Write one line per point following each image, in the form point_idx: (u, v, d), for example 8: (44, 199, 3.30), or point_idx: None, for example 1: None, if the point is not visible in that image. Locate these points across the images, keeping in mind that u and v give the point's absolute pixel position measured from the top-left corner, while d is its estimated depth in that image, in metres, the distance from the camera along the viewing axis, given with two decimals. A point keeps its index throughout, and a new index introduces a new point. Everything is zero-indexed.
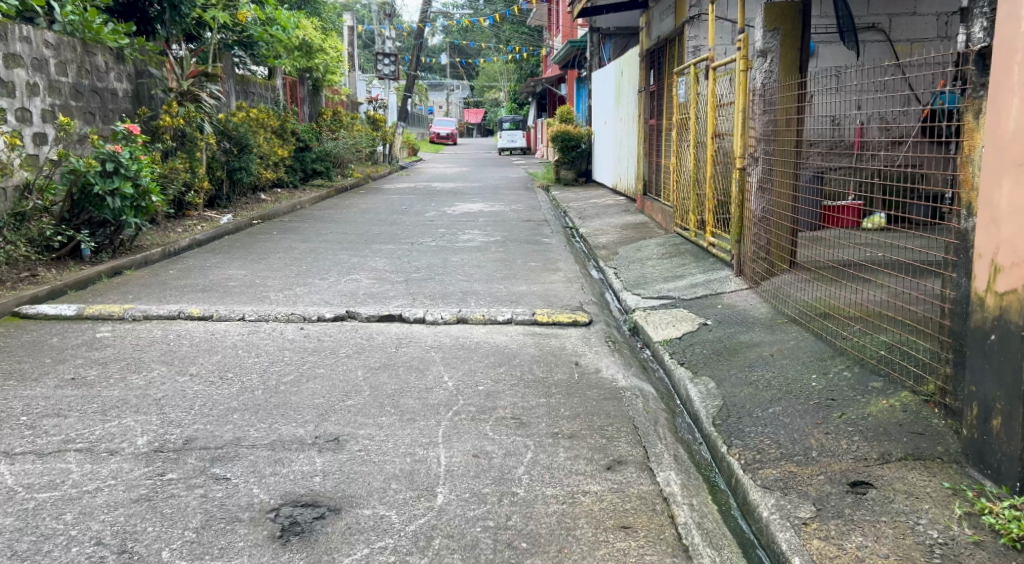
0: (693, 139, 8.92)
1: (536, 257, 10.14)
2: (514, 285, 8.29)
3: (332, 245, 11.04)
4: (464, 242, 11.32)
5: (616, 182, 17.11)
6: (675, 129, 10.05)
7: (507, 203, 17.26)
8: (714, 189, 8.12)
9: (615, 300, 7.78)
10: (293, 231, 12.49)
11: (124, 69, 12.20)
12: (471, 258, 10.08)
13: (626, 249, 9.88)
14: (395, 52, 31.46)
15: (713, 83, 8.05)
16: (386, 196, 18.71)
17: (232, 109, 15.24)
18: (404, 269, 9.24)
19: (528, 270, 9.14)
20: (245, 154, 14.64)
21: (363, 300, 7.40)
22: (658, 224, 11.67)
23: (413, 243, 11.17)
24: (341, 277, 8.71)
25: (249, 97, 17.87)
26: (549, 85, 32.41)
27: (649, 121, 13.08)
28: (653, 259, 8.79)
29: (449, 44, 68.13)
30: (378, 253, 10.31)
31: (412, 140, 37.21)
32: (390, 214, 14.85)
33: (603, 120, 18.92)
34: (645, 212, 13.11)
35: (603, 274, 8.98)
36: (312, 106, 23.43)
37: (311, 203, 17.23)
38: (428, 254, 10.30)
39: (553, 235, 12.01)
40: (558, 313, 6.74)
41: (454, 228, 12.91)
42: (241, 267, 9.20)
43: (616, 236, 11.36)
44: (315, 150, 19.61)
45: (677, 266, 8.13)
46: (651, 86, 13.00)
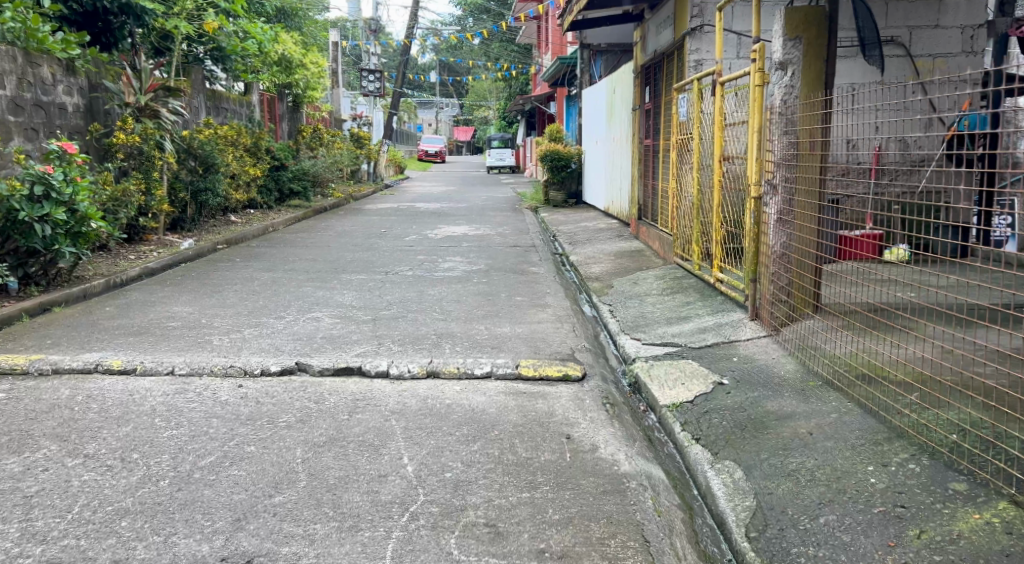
0: (696, 163, 7.94)
1: (521, 289, 9.15)
2: (494, 326, 7.30)
3: (297, 275, 10.03)
4: (443, 272, 10.31)
5: (608, 205, 16.18)
6: (675, 151, 9.09)
7: (493, 226, 16.28)
8: (723, 219, 7.13)
9: (612, 345, 6.77)
10: (258, 258, 11.51)
11: (74, 81, 11.23)
12: (448, 291, 9.09)
13: (623, 281, 8.89)
14: (379, 68, 30.54)
15: (721, 100, 7.06)
16: (365, 218, 17.70)
17: (199, 125, 14.20)
18: (373, 305, 8.24)
19: (511, 307, 8.15)
20: (210, 173, 13.64)
21: (320, 347, 6.41)
22: (655, 253, 10.70)
23: (388, 273, 10.17)
24: (300, 315, 7.72)
25: (221, 113, 16.84)
26: (538, 102, 31.59)
27: (645, 140, 12.10)
28: (653, 296, 7.79)
29: (437, 61, 67.38)
30: (347, 285, 9.31)
31: (398, 157, 36.22)
32: (366, 238, 13.84)
33: (594, 140, 18.06)
34: (640, 238, 12.17)
35: (598, 311, 7.99)
36: (292, 123, 22.39)
37: (285, 225, 16.23)
38: (402, 286, 9.30)
39: (541, 264, 11.03)
40: (547, 365, 5.71)
41: (434, 255, 11.92)
42: (190, 303, 8.20)
43: (610, 264, 10.39)
44: (292, 169, 18.57)
45: (681, 305, 7.15)
46: (647, 103, 12.03)
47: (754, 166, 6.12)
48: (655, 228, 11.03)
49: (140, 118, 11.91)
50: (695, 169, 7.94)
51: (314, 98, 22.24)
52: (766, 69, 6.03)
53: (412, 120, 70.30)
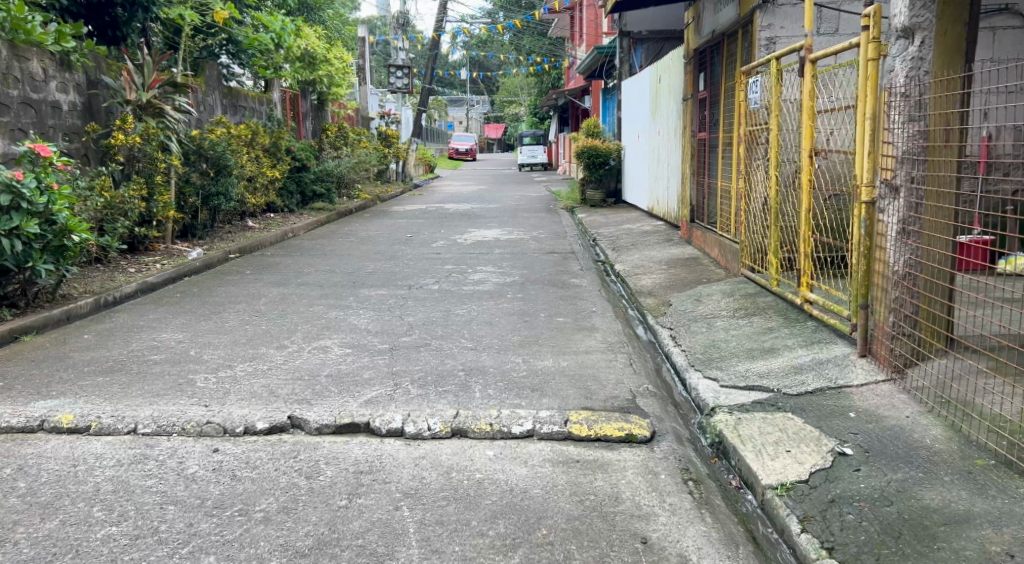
0: (774, 159, 6.69)
1: (564, 308, 7.92)
2: (535, 358, 6.07)
3: (310, 290, 8.87)
4: (474, 286, 9.12)
5: (652, 206, 14.93)
6: (746, 145, 7.82)
7: (528, 229, 15.03)
8: (813, 228, 5.86)
9: (679, 384, 5.55)
10: (269, 269, 10.42)
11: (68, 77, 10.13)
12: (480, 310, 7.87)
13: (682, 298, 7.65)
14: (407, 63, 29.33)
15: (811, 81, 5.79)
16: (391, 222, 16.57)
17: (209, 124, 13.08)
18: (393, 329, 7.05)
19: (554, 331, 6.92)
20: (223, 176, 12.38)
21: (322, 391, 5.22)
22: (716, 263, 9.44)
23: (411, 288, 8.98)
24: (307, 343, 6.56)
25: (239, 112, 15.70)
26: (572, 96, 30.29)
27: (699, 133, 10.85)
28: (724, 319, 6.53)
29: (467, 58, 66.15)
30: (364, 303, 8.15)
31: (426, 155, 35.06)
32: (390, 245, 12.68)
33: (635, 135, 16.81)
34: (693, 243, 10.96)
35: (656, 335, 6.77)
36: (316, 122, 21.26)
37: (306, 230, 15.12)
38: (428, 304, 8.11)
39: (584, 274, 9.82)
40: (604, 420, 4.50)
41: (463, 264, 10.71)
42: (182, 328, 7.07)
43: (664, 275, 9.17)
44: (315, 171, 17.44)
45: (761, 332, 5.93)
46: (701, 92, 10.77)
47: (865, 162, 4.85)
48: (714, 234, 9.79)
49: (142, 117, 10.57)
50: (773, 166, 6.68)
51: (339, 95, 21.09)
52: (882, 39, 4.77)
53: (441, 117, 69.14)
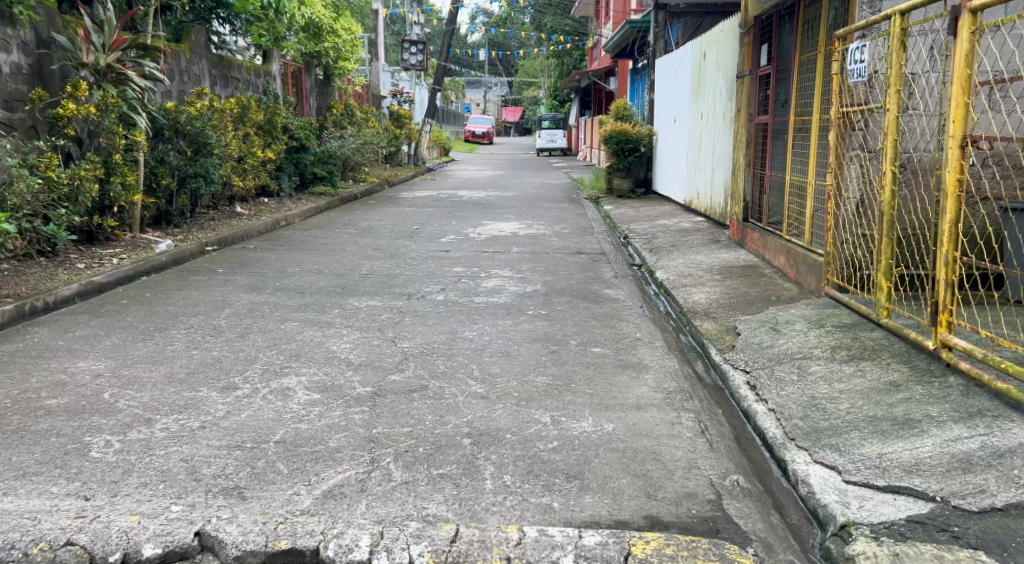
0: (889, 148, 5.21)
1: (601, 333, 6.26)
2: (568, 418, 4.40)
3: (287, 297, 7.18)
4: (487, 297, 7.47)
5: (690, 199, 13.41)
6: (839, 130, 6.32)
7: (549, 222, 13.36)
8: (959, 246, 4.39)
9: (774, 466, 4.00)
10: (246, 265, 8.77)
11: (12, 34, 8.45)
12: (495, 333, 6.19)
13: (753, 326, 6.04)
14: (423, 39, 27.52)
15: (969, 40, 4.26)
16: (397, 210, 14.92)
17: (189, 95, 11.19)
18: (382, 361, 5.37)
19: (590, 372, 5.26)
20: (202, 155, 10.53)
21: (263, 473, 3.57)
22: (784, 276, 7.88)
23: (411, 298, 7.33)
24: (266, 378, 4.88)
25: (231, 84, 13.85)
26: (596, 77, 28.53)
27: (760, 117, 9.36)
28: (821, 365, 4.95)
29: (486, 38, 64.22)
30: (351, 319, 6.49)
31: (442, 137, 33.23)
32: (392, 239, 11.04)
33: (670, 119, 15.24)
34: (751, 250, 9.38)
35: (727, 381, 5.19)
36: (322, 98, 19.42)
37: (302, 218, 13.47)
38: (430, 324, 6.43)
39: (621, 285, 8.20)
40: (687, 555, 3.05)
41: (475, 267, 9.03)
42: (108, 351, 5.35)
43: (721, 291, 7.54)
44: (317, 152, 15.57)
45: (884, 391, 4.38)
46: (766, 69, 9.23)
47: None
48: (780, 239, 8.24)
49: (99, 85, 8.83)
50: (888, 158, 5.20)
51: (347, 70, 19.29)
52: None
53: (458, 99, 67.10)
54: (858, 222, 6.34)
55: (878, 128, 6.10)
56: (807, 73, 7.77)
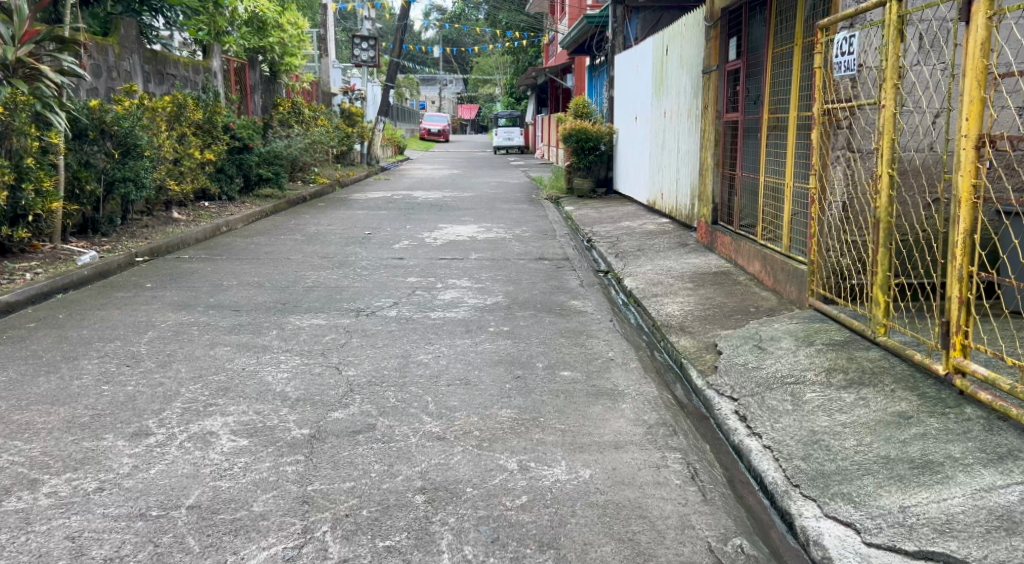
0: (885, 149, 4.70)
1: (568, 353, 5.69)
2: (537, 463, 3.81)
3: (221, 316, 6.50)
4: (443, 312, 6.88)
5: (654, 199, 12.94)
6: (824, 128, 5.84)
7: (508, 225, 12.78)
8: (975, 260, 3.89)
9: (776, 518, 3.46)
10: (179, 279, 8.05)
11: None
12: (451, 355, 5.58)
13: (735, 344, 5.51)
14: (374, 36, 26.74)
15: (985, 27, 3.74)
16: (349, 214, 14.25)
17: (117, 94, 10.49)
18: (322, 395, 4.74)
19: (559, 402, 4.68)
20: (130, 158, 9.84)
21: (168, 553, 2.97)
22: (760, 283, 7.40)
23: (359, 315, 6.69)
24: (185, 420, 4.23)
25: (165, 82, 13.02)
26: (552, 74, 28.06)
27: (730, 115, 8.88)
28: (817, 392, 4.41)
29: (439, 34, 63.48)
30: (291, 342, 5.85)
31: (396, 136, 32.44)
32: (342, 246, 10.38)
33: (631, 116, 14.75)
34: (722, 255, 8.89)
35: (712, 410, 4.64)
36: (267, 96, 18.62)
37: (246, 223, 12.72)
38: (380, 346, 5.81)
39: (587, 295, 7.65)
40: None
41: (430, 277, 8.42)
42: (2, 390, 4.64)
43: (694, 301, 7.04)
44: (260, 152, 14.79)
45: (894, 424, 3.86)
46: (735, 63, 8.76)
47: None
48: (755, 244, 7.79)
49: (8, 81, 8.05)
50: (884, 160, 4.69)
51: (293, 67, 18.54)
52: None
53: (413, 96, 66.19)
54: (843, 229, 5.87)
55: (866, 126, 5.62)
56: (782, 68, 7.29)
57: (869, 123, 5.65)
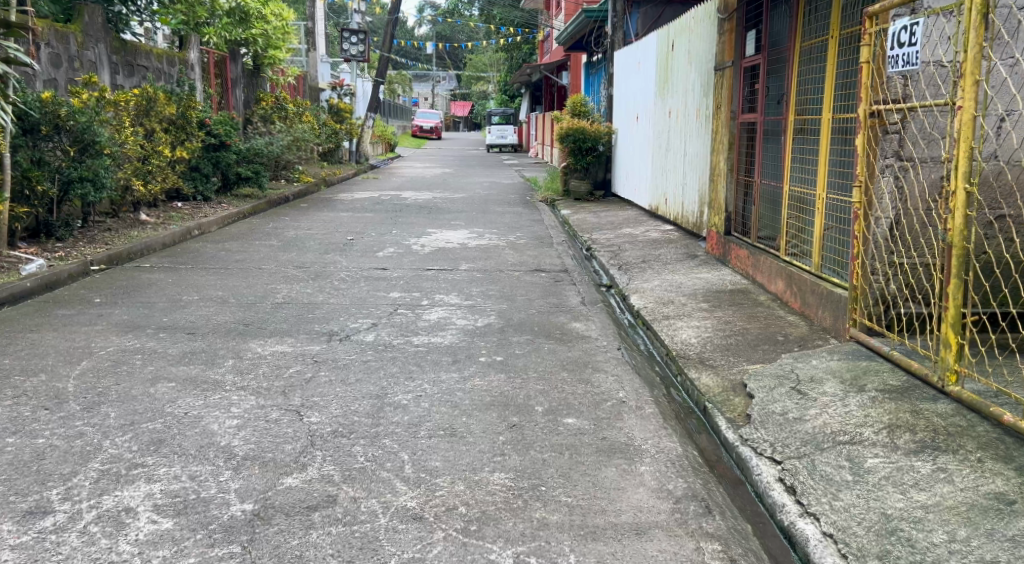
0: (961, 162, 3.87)
1: (571, 393, 4.87)
2: (538, 559, 3.07)
3: (171, 341, 5.65)
4: (428, 336, 6.05)
5: (657, 204, 12.18)
6: (869, 132, 5.01)
7: (502, 230, 11.96)
8: None
9: None
10: (133, 293, 7.18)
11: None
12: (434, 395, 4.75)
13: (769, 386, 4.69)
14: (363, 28, 25.80)
15: None
16: (333, 216, 13.40)
17: (75, 85, 9.58)
18: (276, 452, 3.91)
19: (563, 463, 3.87)
20: (89, 156, 8.96)
21: None
22: (784, 304, 6.62)
23: (332, 340, 5.85)
24: (98, 491, 3.42)
25: (136, 73, 12.11)
26: (548, 71, 27.34)
27: (746, 116, 8.07)
28: (880, 458, 3.61)
29: (433, 30, 62.59)
30: (248, 376, 5.01)
31: (386, 132, 31.50)
32: (321, 253, 9.54)
33: (631, 115, 13.95)
34: (736, 269, 8.12)
35: (749, 472, 3.84)
36: (250, 90, 17.70)
37: (221, 225, 11.86)
38: (352, 382, 4.97)
39: (590, 316, 6.83)
40: None
41: (415, 292, 7.59)
42: None
43: (712, 326, 6.23)
44: (240, 149, 13.77)
45: (995, 514, 3.10)
46: (752, 59, 7.95)
47: None
48: (777, 260, 6.99)
49: None
50: (960, 172, 3.86)
51: (277, 60, 17.72)
52: None
53: (405, 92, 65.28)
54: (891, 249, 5.05)
55: (923, 132, 4.81)
56: (815, 63, 6.47)
57: (924, 129, 4.84)
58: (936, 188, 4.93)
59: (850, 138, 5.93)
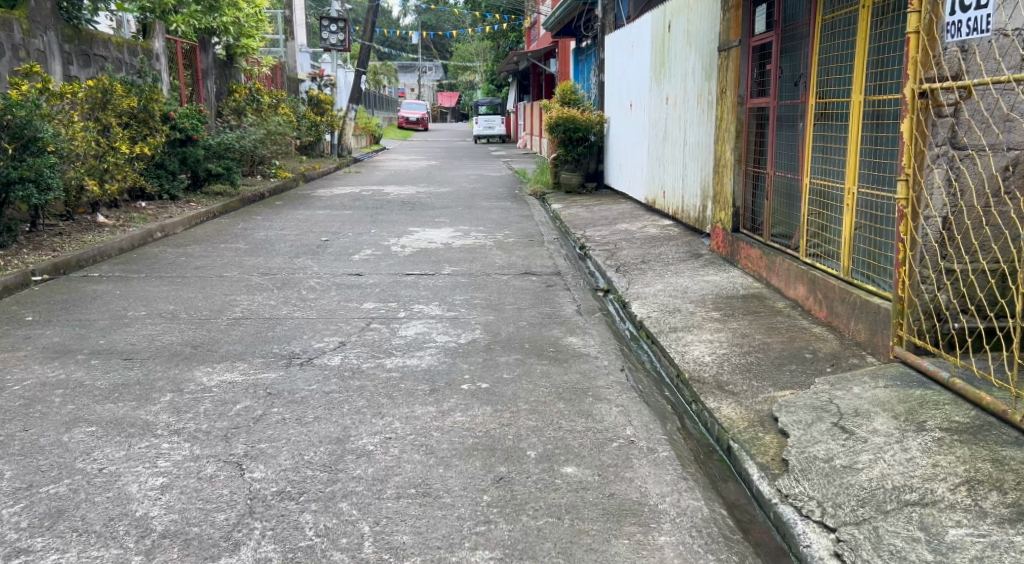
0: None
1: (570, 432, 4.09)
2: None
3: (103, 370, 4.84)
4: (401, 358, 5.26)
5: (653, 197, 11.43)
6: (918, 115, 4.26)
7: (489, 227, 11.17)
8: None
9: None
10: (71, 308, 6.35)
11: None
12: (406, 438, 3.98)
13: (805, 423, 3.91)
14: (343, 17, 24.86)
15: None
16: (309, 214, 12.58)
17: (17, 76, 8.74)
18: (204, 525, 3.13)
19: (563, 535, 3.10)
20: (32, 153, 8.12)
21: None
22: (807, 312, 5.87)
23: (291, 366, 5.06)
24: None
25: (92, 64, 11.26)
26: (534, 59, 26.52)
27: (756, 100, 7.32)
28: (965, 528, 2.94)
29: (419, 20, 61.59)
30: (185, 416, 4.21)
31: (370, 125, 30.60)
32: (291, 257, 8.73)
33: (624, 103, 13.18)
34: (747, 270, 7.37)
35: (795, 543, 3.08)
36: (223, 82, 16.85)
37: (187, 225, 11.01)
38: (309, 422, 4.18)
39: (589, 329, 6.04)
40: None
41: (392, 302, 6.80)
42: None
43: (728, 340, 5.46)
44: (209, 143, 12.91)
45: None
46: (763, 38, 7.21)
47: None
48: (796, 261, 6.22)
49: None
50: None
51: (251, 49, 16.83)
52: None
53: (392, 83, 64.26)
54: (942, 255, 4.31)
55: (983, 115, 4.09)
56: (840, 40, 5.72)
57: (982, 112, 4.15)
58: (998, 181, 4.22)
59: (884, 123, 5.18)
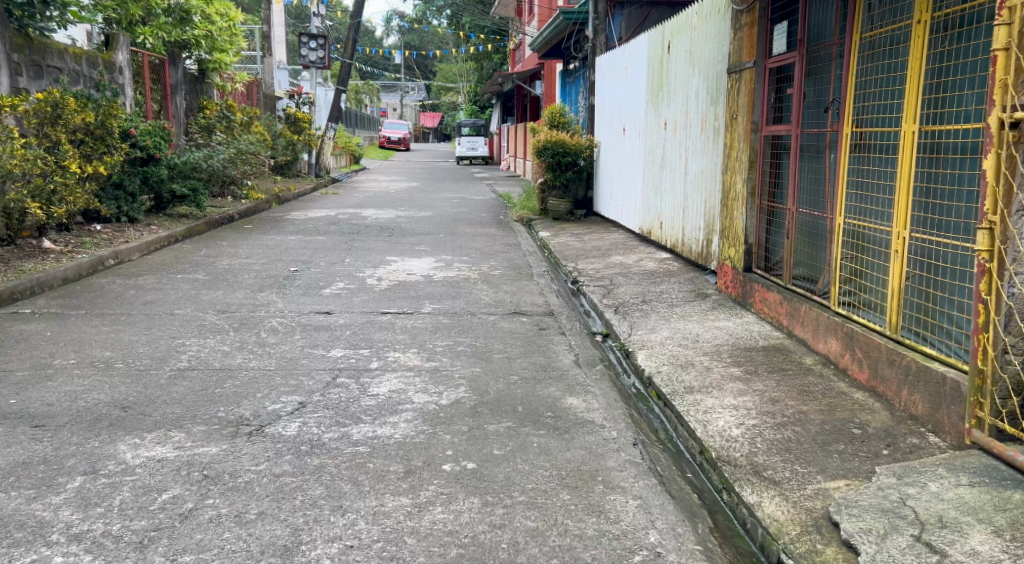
0: None
1: (580, 540, 3.26)
2: None
3: (2, 445, 3.94)
4: (370, 426, 4.39)
5: (649, 227, 10.67)
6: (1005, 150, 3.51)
7: (473, 257, 10.34)
8: None
9: None
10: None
11: None
12: (373, 549, 3.17)
13: (878, 534, 3.11)
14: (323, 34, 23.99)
15: None
16: (279, 240, 11.71)
17: None
18: None
19: None
20: None
21: None
22: (841, 373, 5.08)
23: (237, 437, 4.18)
24: None
25: (45, 76, 10.38)
26: (520, 80, 25.86)
27: (773, 128, 6.56)
28: None
29: (402, 40, 60.97)
30: (93, 512, 3.36)
31: (349, 145, 29.72)
32: (254, 291, 7.85)
33: (616, 127, 12.45)
34: (762, 314, 6.59)
35: None
36: (193, 99, 15.96)
37: (145, 252, 10.11)
38: (251, 522, 3.33)
39: (591, 387, 5.21)
40: None
41: (364, 349, 5.94)
42: None
43: (755, 406, 4.64)
44: (174, 162, 11.99)
45: None
46: (781, 59, 6.46)
47: None
48: (824, 311, 5.44)
49: None
50: None
51: (224, 65, 15.91)
52: None
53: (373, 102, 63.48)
54: None
55: None
56: (881, 61, 4.98)
57: None
58: None
59: (941, 158, 4.42)
